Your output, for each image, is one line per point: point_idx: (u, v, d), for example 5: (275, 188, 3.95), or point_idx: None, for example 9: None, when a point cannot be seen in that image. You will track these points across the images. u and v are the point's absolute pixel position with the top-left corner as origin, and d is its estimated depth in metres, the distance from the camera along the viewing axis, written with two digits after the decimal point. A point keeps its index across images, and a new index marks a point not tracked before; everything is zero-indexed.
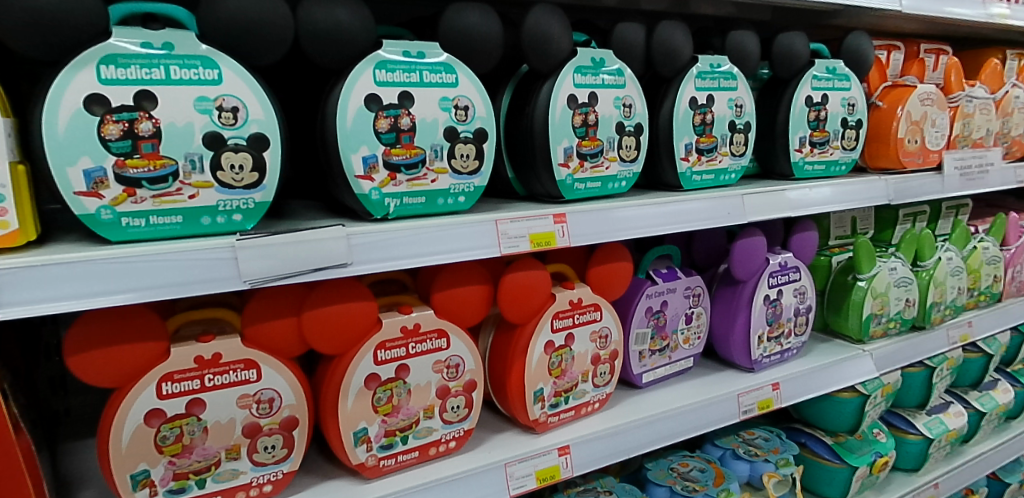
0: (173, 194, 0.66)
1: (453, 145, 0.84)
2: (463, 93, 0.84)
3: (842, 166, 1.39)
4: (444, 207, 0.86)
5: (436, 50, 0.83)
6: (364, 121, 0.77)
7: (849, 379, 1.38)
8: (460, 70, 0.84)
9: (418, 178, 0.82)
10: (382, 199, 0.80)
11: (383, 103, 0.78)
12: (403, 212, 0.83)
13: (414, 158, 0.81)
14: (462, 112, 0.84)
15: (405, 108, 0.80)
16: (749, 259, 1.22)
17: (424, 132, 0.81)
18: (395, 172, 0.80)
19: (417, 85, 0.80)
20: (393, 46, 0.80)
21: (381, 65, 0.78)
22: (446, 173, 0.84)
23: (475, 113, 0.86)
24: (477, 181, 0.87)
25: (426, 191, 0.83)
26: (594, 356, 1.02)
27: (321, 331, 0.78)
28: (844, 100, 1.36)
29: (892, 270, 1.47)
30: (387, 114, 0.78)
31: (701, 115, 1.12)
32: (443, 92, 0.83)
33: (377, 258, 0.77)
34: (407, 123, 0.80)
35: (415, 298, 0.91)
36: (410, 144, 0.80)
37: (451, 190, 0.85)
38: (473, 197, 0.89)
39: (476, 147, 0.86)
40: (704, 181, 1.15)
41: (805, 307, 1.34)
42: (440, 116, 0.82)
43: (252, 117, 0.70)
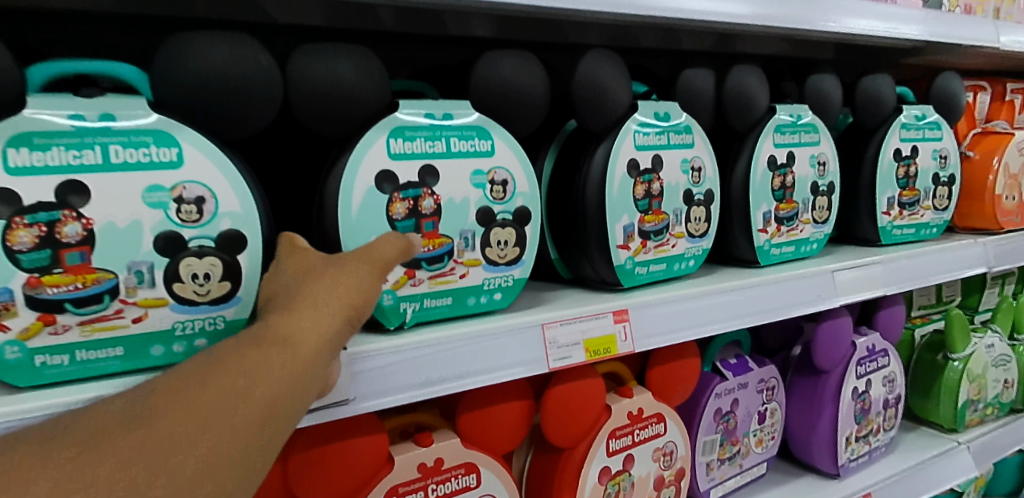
0: (111, 318, 0.48)
1: (486, 230, 0.65)
2: (500, 164, 0.66)
3: (933, 228, 1.19)
4: (475, 309, 0.67)
5: (467, 110, 0.65)
6: (374, 206, 0.59)
7: (949, 480, 1.16)
8: (497, 135, 0.66)
9: (442, 274, 0.63)
10: (397, 304, 0.62)
11: (399, 181, 0.60)
12: (424, 318, 0.64)
13: (438, 249, 0.63)
14: (498, 187, 0.66)
15: (427, 187, 0.62)
16: (834, 346, 1.02)
17: (450, 215, 0.63)
18: (414, 270, 0.62)
19: (443, 155, 0.62)
20: (412, 106, 0.62)
21: (397, 132, 0.60)
22: (480, 266, 0.66)
23: (516, 187, 0.67)
24: (518, 272, 0.68)
25: (452, 290, 0.64)
26: (658, 479, 0.84)
27: (316, 480, 0.61)
28: (936, 152, 1.16)
29: (989, 347, 1.24)
30: (405, 195, 0.60)
31: (780, 176, 0.93)
32: (475, 163, 0.64)
33: (391, 388, 0.59)
34: (430, 206, 0.62)
35: (438, 418, 0.72)
36: (433, 232, 0.62)
37: (485, 286, 0.66)
38: (513, 293, 0.70)
39: (516, 230, 0.68)
40: (784, 254, 0.96)
41: (895, 397, 1.13)
42: (472, 195, 0.64)
43: (222, 209, 0.52)
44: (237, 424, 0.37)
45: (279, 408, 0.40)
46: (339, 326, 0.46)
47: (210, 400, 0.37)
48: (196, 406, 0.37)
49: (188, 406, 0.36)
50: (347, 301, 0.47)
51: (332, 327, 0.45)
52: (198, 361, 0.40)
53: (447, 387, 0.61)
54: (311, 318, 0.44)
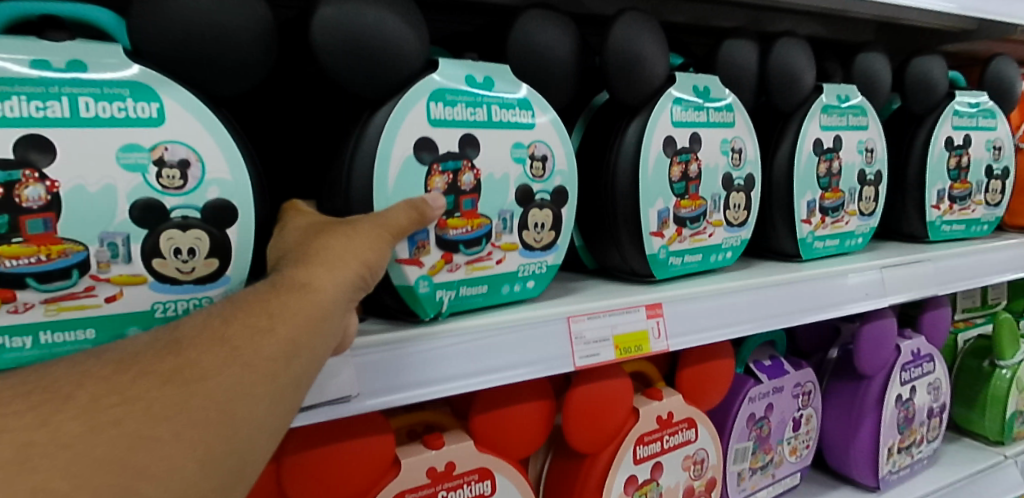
0: (80, 296, 0.42)
1: (525, 212, 0.59)
2: (541, 137, 0.59)
3: (983, 225, 1.10)
4: (508, 297, 0.60)
5: (507, 75, 0.58)
6: (411, 178, 0.52)
7: None
8: (539, 105, 0.60)
9: (479, 259, 0.57)
10: (434, 292, 0.55)
11: (439, 151, 0.53)
12: (459, 307, 0.57)
13: (477, 231, 0.56)
14: (538, 164, 0.59)
15: (467, 160, 0.55)
16: (878, 349, 0.94)
17: (490, 194, 0.57)
18: (451, 253, 0.55)
19: (484, 125, 0.56)
20: (454, 68, 0.55)
21: (438, 95, 0.53)
22: (517, 251, 0.59)
23: (556, 164, 0.61)
24: (551, 260, 0.62)
25: (489, 278, 0.58)
26: (687, 489, 0.77)
27: (315, 483, 0.55)
28: (989, 142, 1.07)
29: None
30: (445, 168, 0.54)
31: (826, 162, 0.85)
32: (516, 135, 0.58)
33: (398, 385, 0.52)
34: (469, 181, 0.55)
35: (450, 418, 0.66)
36: (472, 212, 0.56)
37: (520, 274, 0.60)
38: (546, 282, 0.63)
39: (553, 213, 0.61)
40: (827, 248, 0.88)
41: (939, 406, 1.05)
42: (512, 170, 0.58)
43: (210, 175, 0.46)
44: (257, 369, 0.36)
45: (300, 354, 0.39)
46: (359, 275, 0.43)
47: (225, 346, 0.36)
48: (214, 349, 0.36)
49: (206, 349, 0.35)
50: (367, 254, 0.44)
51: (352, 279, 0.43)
52: (215, 308, 0.39)
53: (463, 385, 0.55)
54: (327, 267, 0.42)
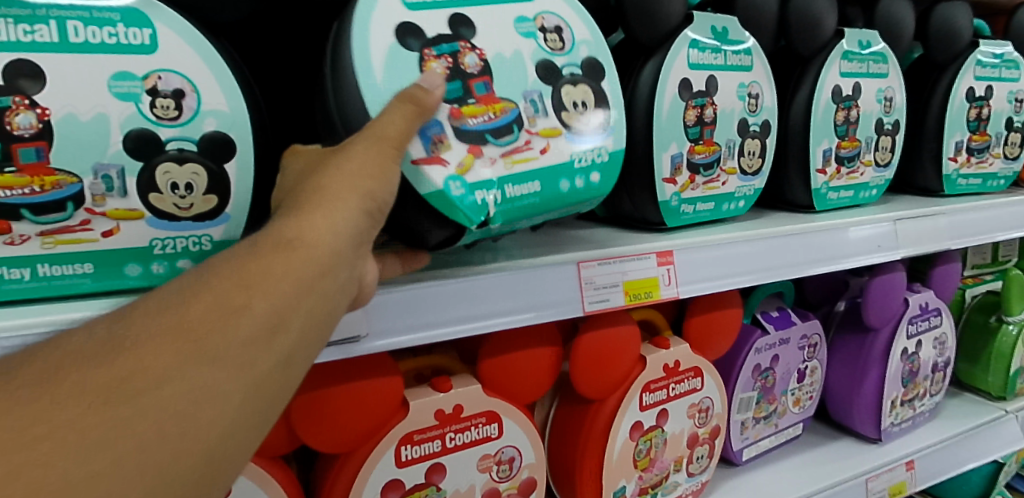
0: (76, 230, 0.41)
1: (556, 89, 0.53)
2: (544, 9, 0.54)
3: (1000, 180, 1.08)
4: (569, 197, 0.53)
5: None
6: (403, 63, 0.47)
7: (995, 451, 1.08)
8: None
9: (517, 149, 0.50)
10: (471, 195, 0.48)
11: (427, 36, 0.48)
12: (510, 212, 0.50)
13: (502, 117, 0.50)
14: (552, 35, 0.54)
15: (463, 40, 0.50)
16: (887, 302, 0.93)
17: (505, 74, 0.51)
18: (479, 147, 0.48)
19: (474, 4, 0.51)
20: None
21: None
22: (562, 137, 0.52)
23: (573, 35, 0.55)
24: (610, 143, 0.55)
25: (536, 171, 0.51)
26: (692, 437, 0.77)
27: (324, 422, 0.55)
28: (1011, 94, 1.04)
29: None
30: (440, 51, 0.48)
31: (844, 110, 0.83)
32: (516, 10, 0.53)
33: (405, 326, 0.51)
34: (475, 63, 0.50)
35: (457, 361, 0.65)
36: (490, 96, 0.50)
37: (576, 163, 0.53)
38: (613, 174, 0.56)
39: (592, 88, 0.55)
40: (840, 199, 0.87)
41: (944, 361, 1.05)
42: (523, 45, 0.52)
43: (206, 106, 0.44)
44: (235, 361, 0.30)
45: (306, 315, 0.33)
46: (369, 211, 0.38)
47: (195, 335, 0.29)
48: (178, 339, 0.28)
49: (168, 340, 0.28)
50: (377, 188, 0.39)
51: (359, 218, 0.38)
52: (183, 279, 0.32)
53: (473, 325, 0.54)
54: (328, 209, 0.36)
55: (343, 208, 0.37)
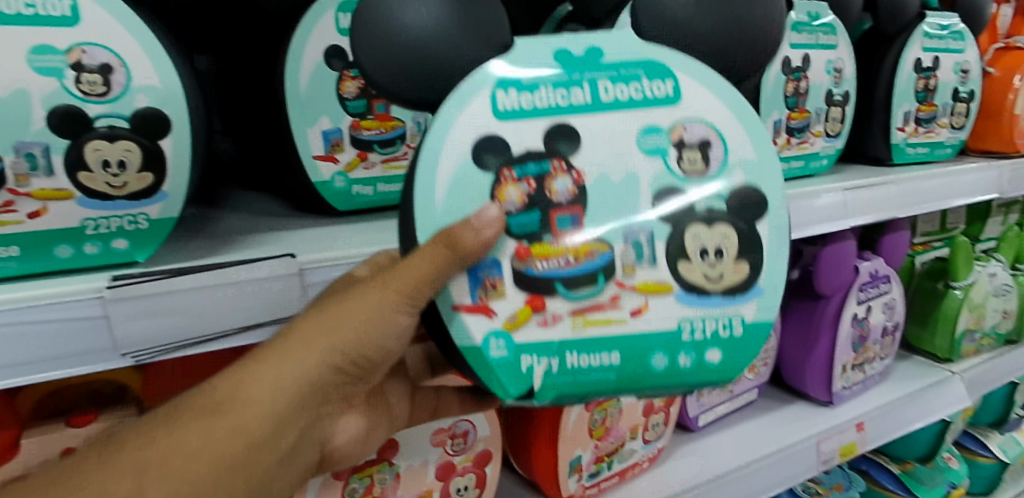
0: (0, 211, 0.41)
1: (678, 228, 0.44)
2: (691, 115, 0.46)
3: (947, 149, 1.10)
4: (667, 378, 0.44)
5: (629, 36, 0.46)
6: (472, 187, 0.42)
7: (940, 410, 1.12)
8: (682, 73, 0.46)
9: (396, 160, 0.61)
10: (513, 357, 0.43)
11: (512, 153, 0.43)
12: (570, 385, 0.43)
13: (586, 263, 0.43)
14: (691, 154, 0.45)
15: (555, 162, 0.43)
16: (839, 270, 0.95)
17: (603, 205, 0.44)
18: (543, 299, 0.43)
19: (587, 109, 0.44)
20: (539, 45, 0.45)
21: (509, 80, 0.43)
22: (670, 295, 0.44)
23: (725, 154, 0.46)
24: (747, 308, 0.45)
25: (619, 337, 0.43)
26: (647, 406, 0.79)
27: None
28: (957, 65, 1.06)
29: (992, 276, 1.16)
30: (523, 173, 0.43)
31: (794, 82, 0.84)
32: (650, 115, 0.45)
33: None
34: (565, 189, 0.43)
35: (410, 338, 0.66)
36: (571, 233, 0.43)
37: (686, 335, 0.44)
38: (746, 351, 0.45)
39: (734, 228, 0.45)
40: (791, 169, 0.88)
41: (893, 325, 1.08)
42: (642, 166, 0.45)
43: (136, 82, 0.43)
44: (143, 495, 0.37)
45: (244, 468, 0.40)
46: (336, 363, 0.40)
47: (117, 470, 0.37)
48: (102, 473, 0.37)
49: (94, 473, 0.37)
50: (356, 345, 0.40)
51: (315, 374, 0.40)
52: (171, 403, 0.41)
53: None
54: (288, 368, 0.40)
55: (300, 369, 0.40)
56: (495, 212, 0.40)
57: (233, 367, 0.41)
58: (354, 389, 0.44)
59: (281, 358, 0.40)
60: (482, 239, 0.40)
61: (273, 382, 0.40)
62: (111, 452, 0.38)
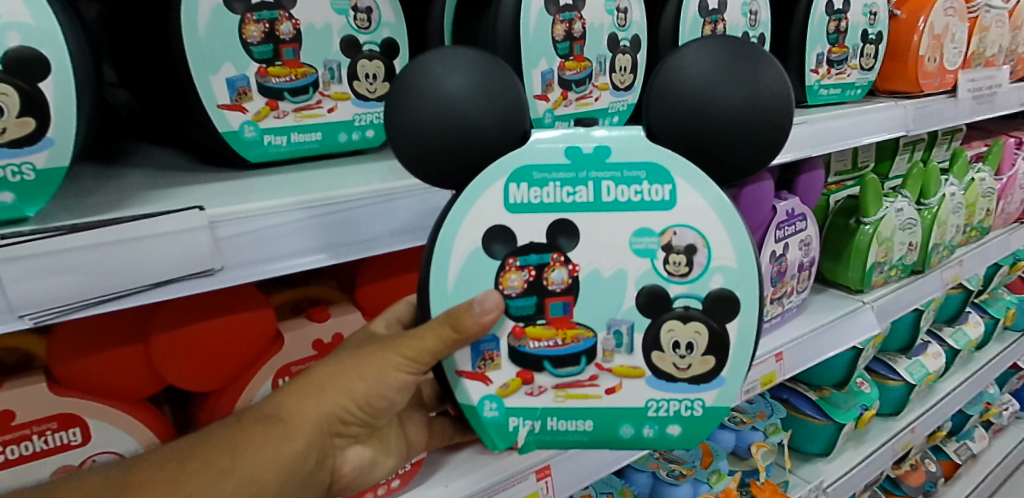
0: None
1: (656, 323, 0.49)
2: (683, 220, 0.47)
3: (857, 90, 1.15)
4: (631, 444, 0.50)
5: (638, 136, 0.47)
6: (480, 274, 0.48)
7: (850, 339, 1.18)
8: (683, 179, 0.47)
9: (308, 107, 0.59)
10: (504, 417, 0.50)
11: (517, 244, 0.48)
12: (548, 442, 0.51)
13: (571, 346, 0.49)
14: (677, 257, 0.48)
15: (556, 256, 0.48)
16: (757, 208, 0.99)
17: (593, 296, 0.48)
18: (533, 373, 0.49)
19: (586, 207, 0.47)
20: (554, 141, 0.47)
21: (522, 175, 0.47)
22: (641, 378, 0.49)
23: (708, 259, 0.48)
24: (710, 396, 0.50)
25: (593, 409, 0.50)
26: None
27: (190, 360, 0.54)
28: (867, 7, 1.10)
29: (898, 211, 1.23)
30: (525, 262, 0.48)
31: (711, 25, 0.85)
32: (645, 218, 0.47)
33: (267, 257, 0.50)
34: (561, 280, 0.48)
35: (337, 291, 0.66)
36: (564, 319, 0.49)
37: (650, 411, 0.50)
38: (705, 430, 0.50)
39: (708, 327, 0.49)
40: None
41: (809, 260, 1.13)
42: (632, 264, 0.48)
43: (6, 18, 0.39)
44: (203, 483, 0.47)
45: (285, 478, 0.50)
46: (347, 406, 0.51)
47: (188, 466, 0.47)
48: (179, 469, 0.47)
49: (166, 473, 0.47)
50: (370, 394, 0.51)
51: (339, 411, 0.51)
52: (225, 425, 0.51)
53: (345, 253, 0.54)
54: (314, 403, 0.51)
55: (325, 405, 0.51)
56: (495, 301, 0.47)
57: (277, 396, 0.53)
58: (365, 426, 0.55)
59: (310, 397, 0.51)
60: (483, 322, 0.46)
61: (304, 413, 0.51)
62: (189, 457, 0.48)
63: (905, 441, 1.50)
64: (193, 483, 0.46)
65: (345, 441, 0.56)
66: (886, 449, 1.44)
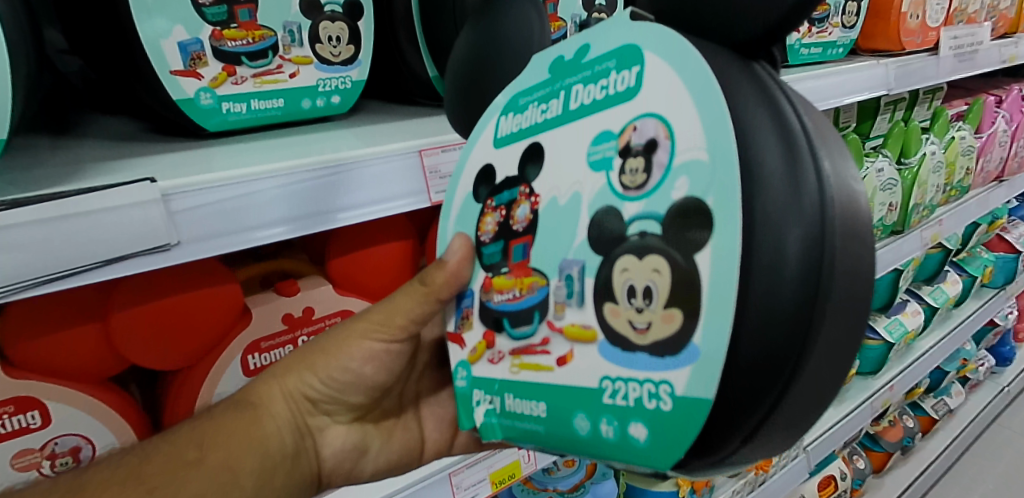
0: None
1: (609, 260, 0.35)
2: (644, 109, 0.34)
3: (839, 48, 1.13)
4: (590, 444, 0.37)
5: (622, 22, 0.37)
6: (471, 220, 0.47)
7: None
8: (654, 57, 0.34)
9: (268, 73, 0.57)
10: (472, 389, 0.47)
11: (496, 181, 0.44)
12: (510, 427, 0.44)
13: (528, 295, 0.41)
14: (635, 164, 0.34)
15: (523, 188, 0.42)
16: None
17: (551, 234, 0.39)
18: (495, 334, 0.44)
19: (556, 122, 0.40)
20: (544, 59, 0.42)
21: (511, 106, 0.44)
22: (593, 345, 0.37)
23: (670, 157, 0.32)
24: (681, 378, 0.32)
25: (545, 384, 0.40)
26: None
27: (154, 339, 0.53)
28: None
29: (880, 171, 1.22)
30: (499, 202, 0.44)
31: None
32: (607, 120, 0.36)
33: (230, 231, 0.48)
34: (525, 216, 0.42)
35: (307, 264, 0.65)
36: (524, 264, 0.42)
37: (605, 397, 0.36)
38: (681, 437, 0.32)
39: (670, 261, 0.32)
40: None
41: None
42: (588, 183, 0.37)
43: None
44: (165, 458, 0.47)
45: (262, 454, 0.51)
46: (309, 380, 0.54)
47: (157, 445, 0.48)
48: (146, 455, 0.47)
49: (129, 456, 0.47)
50: (332, 366, 0.54)
51: (299, 386, 0.54)
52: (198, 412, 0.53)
53: (311, 225, 0.52)
54: (277, 382, 0.54)
55: (288, 382, 0.54)
56: (461, 243, 0.46)
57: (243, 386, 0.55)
58: (337, 404, 0.56)
59: (275, 377, 0.54)
60: (457, 275, 0.47)
61: (269, 392, 0.53)
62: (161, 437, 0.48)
63: (884, 398, 1.53)
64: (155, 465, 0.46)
65: (325, 425, 0.56)
66: (865, 407, 1.46)
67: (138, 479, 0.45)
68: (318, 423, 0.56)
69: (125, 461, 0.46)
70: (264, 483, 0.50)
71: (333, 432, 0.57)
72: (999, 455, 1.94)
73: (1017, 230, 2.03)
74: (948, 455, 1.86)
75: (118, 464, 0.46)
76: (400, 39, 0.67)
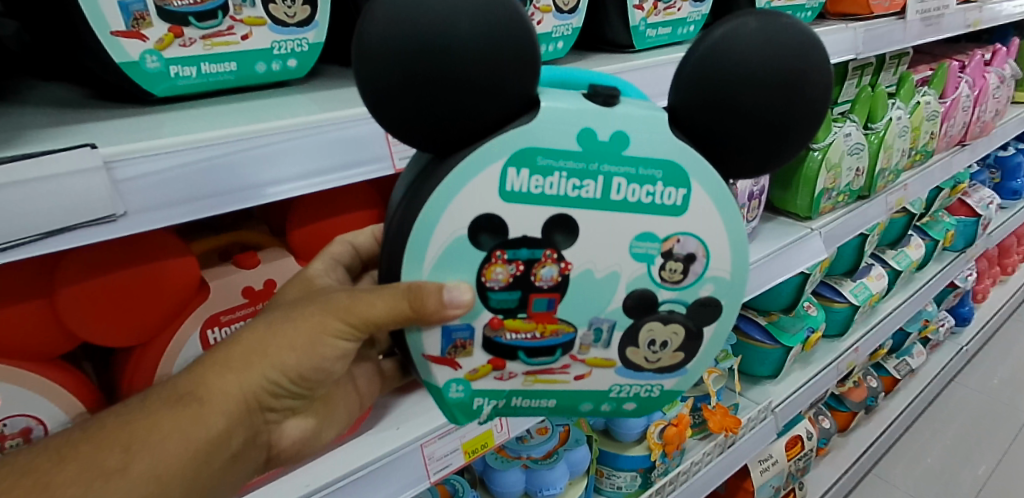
0: None
1: (637, 324, 0.47)
2: (687, 228, 0.45)
3: (807, 11, 1.12)
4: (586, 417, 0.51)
5: (663, 131, 0.43)
6: (463, 264, 0.44)
7: (800, 264, 1.15)
8: (699, 184, 0.44)
9: (218, 34, 0.54)
10: (469, 397, 0.48)
11: (508, 238, 0.43)
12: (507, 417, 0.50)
13: (551, 338, 0.46)
14: (675, 265, 0.46)
15: (548, 254, 0.44)
16: None
17: (582, 295, 0.45)
18: (505, 361, 0.47)
19: (593, 202, 0.43)
20: (566, 121, 0.41)
21: (523, 159, 0.42)
22: (611, 369, 0.48)
23: (704, 269, 0.47)
24: (669, 383, 0.50)
25: (559, 392, 0.49)
26: None
27: (104, 314, 0.51)
28: None
29: (848, 136, 1.23)
30: (515, 257, 0.43)
31: None
32: (649, 221, 0.44)
33: (180, 200, 0.46)
34: (550, 277, 0.44)
35: (267, 236, 0.63)
36: (547, 314, 0.46)
37: (611, 393, 0.50)
38: (655, 407, 0.52)
39: (686, 328, 0.48)
40: (660, 37, 0.85)
41: (759, 190, 1.11)
42: (628, 267, 0.45)
43: None
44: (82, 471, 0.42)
45: (203, 461, 0.46)
46: (277, 378, 0.47)
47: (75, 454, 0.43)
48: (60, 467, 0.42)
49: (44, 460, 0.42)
50: (302, 363, 0.47)
51: (261, 383, 0.47)
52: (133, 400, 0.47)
53: (242, 199, 0.49)
54: (238, 377, 0.46)
55: (251, 378, 0.46)
56: (467, 293, 0.43)
57: (193, 367, 0.48)
58: (297, 397, 0.51)
59: (233, 371, 0.46)
60: (445, 315, 0.43)
61: (227, 389, 0.46)
62: (75, 442, 0.44)
63: (849, 360, 1.57)
64: (57, 476, 0.41)
65: (279, 416, 0.53)
66: (831, 368, 1.50)
67: (44, 487, 0.41)
68: (273, 415, 0.51)
69: (33, 467, 0.42)
70: (209, 485, 0.47)
71: (285, 421, 0.55)
72: (955, 412, 2.02)
73: (977, 195, 2.08)
74: (908, 414, 1.92)
75: (29, 465, 0.42)
76: (361, 1, 0.64)
